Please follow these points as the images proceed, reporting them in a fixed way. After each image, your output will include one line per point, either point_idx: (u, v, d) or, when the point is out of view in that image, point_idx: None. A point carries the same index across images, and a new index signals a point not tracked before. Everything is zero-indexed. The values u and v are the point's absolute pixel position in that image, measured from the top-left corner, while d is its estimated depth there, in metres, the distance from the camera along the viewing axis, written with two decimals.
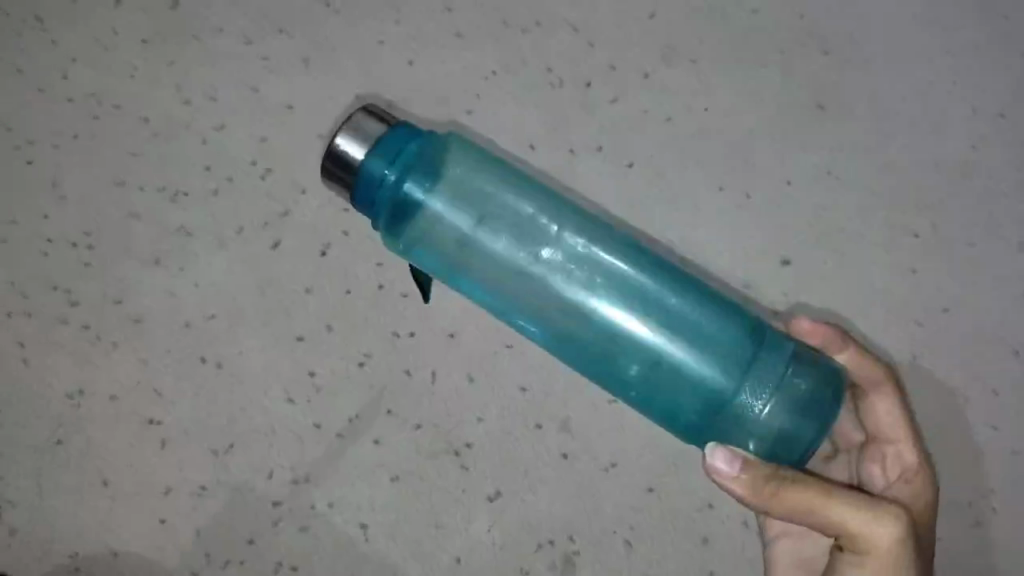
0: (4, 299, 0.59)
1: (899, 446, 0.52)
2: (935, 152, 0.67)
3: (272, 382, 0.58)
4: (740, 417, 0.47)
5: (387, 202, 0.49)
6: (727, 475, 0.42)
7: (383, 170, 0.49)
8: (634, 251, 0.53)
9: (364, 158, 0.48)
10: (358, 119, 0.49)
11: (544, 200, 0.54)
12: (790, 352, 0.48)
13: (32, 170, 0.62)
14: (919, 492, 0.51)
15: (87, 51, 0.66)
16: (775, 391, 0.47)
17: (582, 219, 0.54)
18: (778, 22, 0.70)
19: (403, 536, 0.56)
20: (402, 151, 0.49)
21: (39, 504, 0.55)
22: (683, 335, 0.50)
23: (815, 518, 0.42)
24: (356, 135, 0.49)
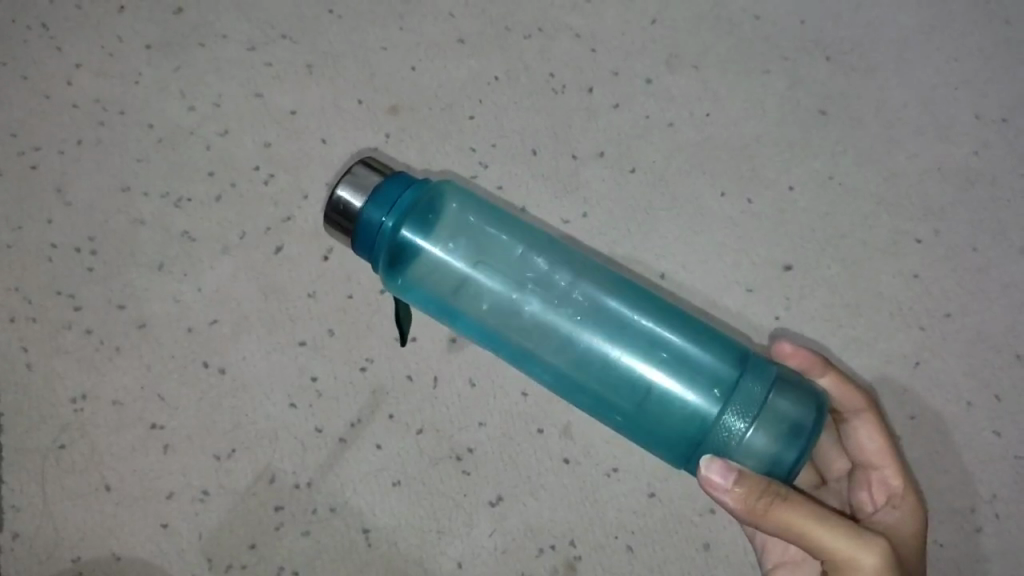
0: (10, 304, 0.59)
1: (885, 473, 0.52)
2: (938, 156, 0.67)
3: (275, 387, 0.58)
4: (726, 439, 0.44)
5: (387, 250, 0.49)
6: (722, 488, 0.42)
7: (382, 217, 0.48)
8: (624, 289, 0.53)
9: (362, 207, 0.49)
10: (357, 171, 0.50)
11: (537, 245, 0.55)
12: (776, 374, 0.46)
13: (37, 175, 0.63)
14: (908, 518, 0.49)
15: (93, 58, 0.66)
16: (760, 414, 0.44)
17: (573, 261, 0.55)
18: (781, 28, 0.70)
19: (405, 541, 0.56)
20: (401, 200, 0.49)
21: (42, 508, 0.55)
22: (676, 366, 0.49)
23: (801, 536, 0.41)
24: (355, 187, 0.49)
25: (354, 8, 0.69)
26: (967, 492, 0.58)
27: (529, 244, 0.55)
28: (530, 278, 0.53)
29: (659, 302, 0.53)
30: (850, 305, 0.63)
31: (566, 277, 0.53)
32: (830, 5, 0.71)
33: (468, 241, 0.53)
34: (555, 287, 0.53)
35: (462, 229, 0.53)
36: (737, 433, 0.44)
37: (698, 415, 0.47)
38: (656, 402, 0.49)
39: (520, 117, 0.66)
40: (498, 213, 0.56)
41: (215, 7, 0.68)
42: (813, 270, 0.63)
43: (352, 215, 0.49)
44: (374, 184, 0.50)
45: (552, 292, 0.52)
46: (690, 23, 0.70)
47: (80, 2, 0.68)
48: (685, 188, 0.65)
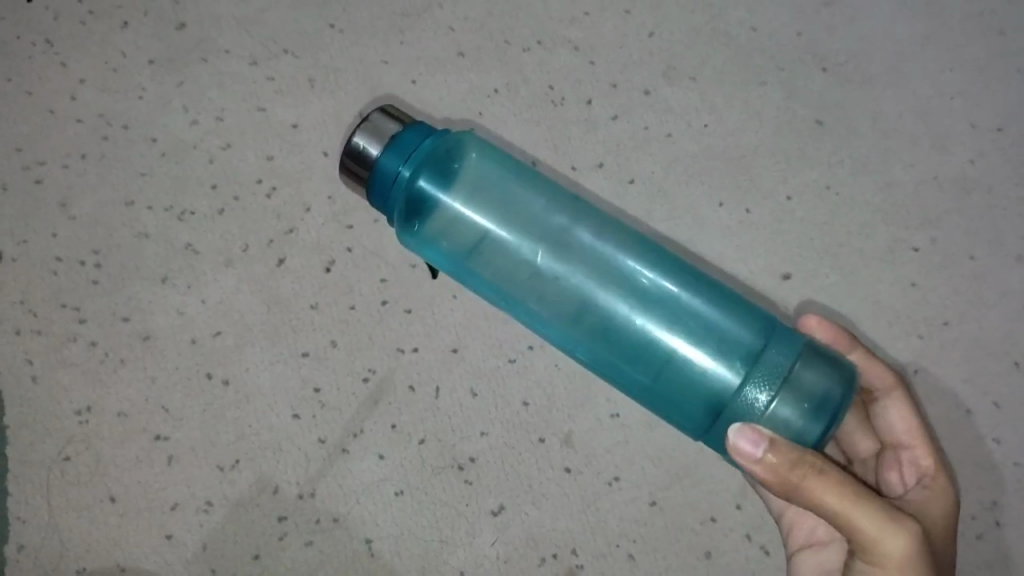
0: (15, 317, 0.60)
1: (915, 452, 0.53)
2: (934, 165, 0.68)
3: (278, 398, 0.59)
4: (745, 410, 0.45)
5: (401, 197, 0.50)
6: (753, 457, 0.42)
7: (399, 166, 0.50)
8: (635, 243, 0.55)
9: (379, 155, 0.50)
10: (376, 118, 0.51)
11: (553, 196, 0.57)
12: (803, 346, 0.46)
13: (42, 190, 0.63)
14: (936, 497, 0.49)
15: (98, 73, 0.67)
16: (782, 386, 0.45)
17: (586, 216, 0.56)
18: (777, 40, 0.71)
19: (408, 551, 0.56)
20: (418, 149, 0.50)
21: (47, 520, 0.55)
22: (699, 336, 0.50)
23: (829, 508, 0.42)
24: (372, 135, 0.51)
25: (355, 23, 0.70)
26: (967, 499, 0.59)
27: (542, 201, 0.56)
28: (540, 233, 0.55)
29: (676, 262, 0.54)
30: (848, 314, 0.63)
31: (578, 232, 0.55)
32: (825, 17, 0.72)
33: (481, 193, 0.55)
34: (564, 243, 0.54)
35: (476, 181, 0.55)
36: (758, 403, 0.44)
37: (719, 384, 0.48)
38: (676, 370, 0.49)
39: (520, 129, 0.67)
40: (517, 162, 0.58)
41: (217, 22, 0.69)
42: (811, 279, 0.64)
43: (370, 160, 0.50)
44: (392, 131, 0.51)
45: (565, 244, 0.54)
46: (687, 35, 0.71)
47: (84, 18, 0.69)
48: (683, 199, 0.66)
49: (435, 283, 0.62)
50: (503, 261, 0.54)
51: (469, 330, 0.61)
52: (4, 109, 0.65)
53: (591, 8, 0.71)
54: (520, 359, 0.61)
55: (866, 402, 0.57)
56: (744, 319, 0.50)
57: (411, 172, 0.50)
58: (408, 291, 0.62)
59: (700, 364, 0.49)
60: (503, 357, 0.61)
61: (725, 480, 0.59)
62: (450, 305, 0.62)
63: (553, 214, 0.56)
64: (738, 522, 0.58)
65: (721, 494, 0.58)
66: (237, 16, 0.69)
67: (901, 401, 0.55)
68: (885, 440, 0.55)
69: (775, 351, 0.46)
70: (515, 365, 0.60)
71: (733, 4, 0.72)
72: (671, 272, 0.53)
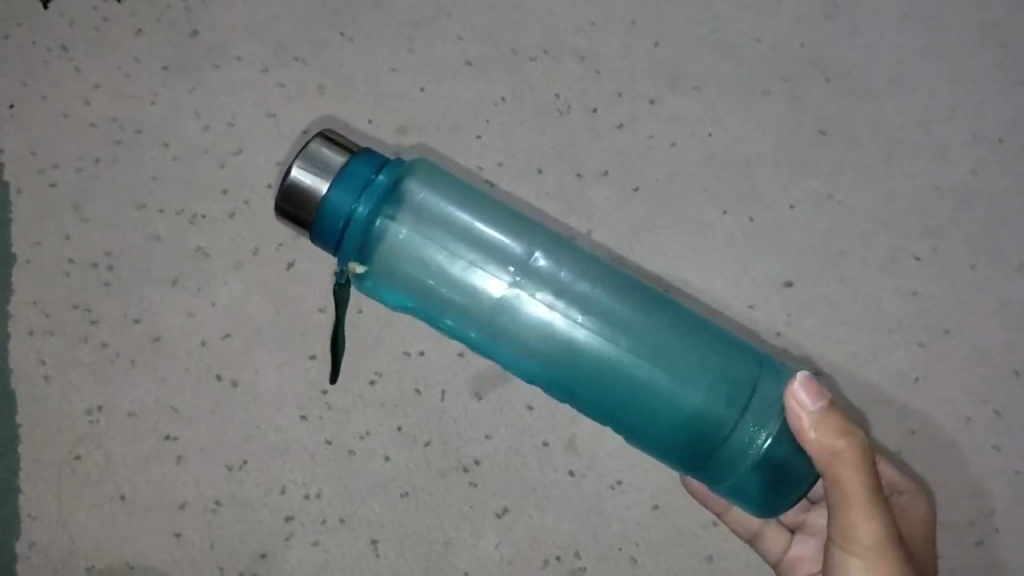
0: (28, 318, 0.61)
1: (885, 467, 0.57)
2: (936, 175, 0.68)
3: (285, 400, 0.60)
4: (745, 448, 0.47)
5: (354, 236, 0.47)
6: (803, 409, 0.45)
7: (351, 203, 0.46)
8: (601, 273, 0.52)
9: (327, 191, 0.46)
10: (316, 147, 0.47)
11: (509, 222, 0.53)
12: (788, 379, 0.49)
13: (56, 193, 0.64)
14: (916, 503, 0.56)
15: (111, 79, 0.68)
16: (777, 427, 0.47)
17: (544, 238, 0.52)
18: (782, 52, 0.72)
19: (413, 551, 0.57)
20: (369, 183, 0.47)
21: (60, 518, 0.56)
22: (685, 373, 0.49)
23: (840, 489, 0.45)
24: (318, 167, 0.47)
25: (365, 31, 0.71)
26: (964, 505, 0.60)
27: (498, 224, 0.52)
28: (501, 263, 0.51)
29: (652, 292, 0.52)
30: (850, 323, 0.64)
31: (540, 258, 0.51)
32: (829, 28, 0.73)
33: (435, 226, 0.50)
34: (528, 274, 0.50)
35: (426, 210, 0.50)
36: (757, 441, 0.47)
37: (715, 422, 0.48)
38: (660, 408, 0.49)
39: (526, 137, 0.68)
40: (465, 183, 0.53)
41: (228, 29, 0.70)
42: (813, 287, 0.65)
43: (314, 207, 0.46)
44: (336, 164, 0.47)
45: (529, 278, 0.50)
46: (692, 46, 0.72)
47: (98, 24, 0.70)
48: (687, 206, 0.67)
49: None
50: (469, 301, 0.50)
51: None
52: (19, 114, 0.67)
53: (597, 17, 0.72)
54: None
55: None
56: (729, 350, 0.50)
57: (364, 210, 0.46)
58: None
59: (694, 404, 0.48)
60: None
61: None
62: None
63: (511, 237, 0.52)
64: None
65: None
66: (248, 23, 0.70)
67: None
68: None
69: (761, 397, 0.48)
70: None
71: (738, 14, 0.73)
72: (647, 293, 0.52)
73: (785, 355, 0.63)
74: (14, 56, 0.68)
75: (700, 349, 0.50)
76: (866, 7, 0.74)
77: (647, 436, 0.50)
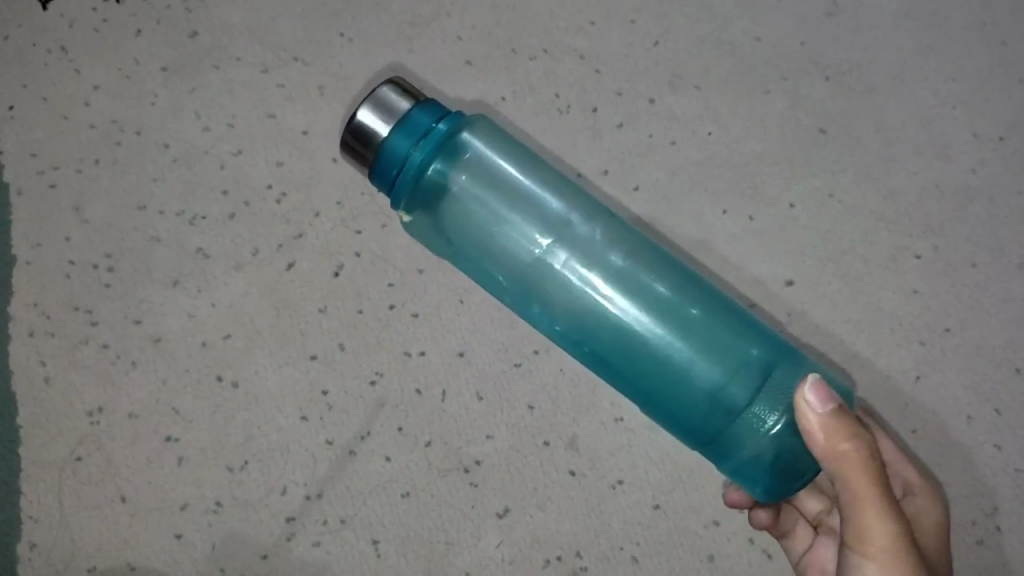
0: (28, 319, 0.61)
1: (901, 469, 0.56)
2: (936, 173, 0.68)
3: (286, 400, 0.59)
4: (752, 431, 0.47)
5: (408, 180, 0.48)
6: (812, 407, 0.43)
7: (410, 148, 0.47)
8: (645, 249, 0.53)
9: (388, 136, 0.47)
10: (384, 92, 0.48)
11: (559, 189, 0.55)
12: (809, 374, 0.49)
13: (56, 194, 0.64)
14: (930, 508, 0.54)
15: (111, 80, 0.68)
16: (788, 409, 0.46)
17: (591, 206, 0.54)
18: (781, 50, 0.72)
19: (414, 552, 0.57)
20: (429, 131, 0.48)
21: (60, 519, 0.56)
22: (704, 352, 0.50)
23: (847, 488, 0.44)
24: (383, 114, 0.48)
25: (364, 32, 0.71)
26: (967, 505, 0.60)
27: (549, 191, 0.54)
28: (547, 225, 0.52)
29: (684, 272, 0.53)
30: (851, 322, 0.64)
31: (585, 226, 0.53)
32: (829, 27, 0.73)
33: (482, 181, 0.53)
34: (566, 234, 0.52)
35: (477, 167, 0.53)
36: (765, 425, 0.46)
37: (727, 404, 0.48)
38: (678, 378, 0.50)
39: (526, 136, 0.68)
40: (523, 148, 0.55)
41: (228, 30, 0.70)
42: (814, 287, 0.65)
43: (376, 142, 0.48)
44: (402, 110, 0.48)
45: (576, 241, 0.52)
46: (691, 44, 0.72)
47: (98, 25, 0.70)
48: (687, 205, 0.66)
49: (441, 287, 0.63)
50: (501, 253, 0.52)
51: (476, 334, 0.62)
52: (19, 115, 0.67)
53: (597, 17, 0.72)
54: (526, 363, 0.61)
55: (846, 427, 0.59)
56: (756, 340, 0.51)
57: (422, 156, 0.48)
58: (415, 295, 0.62)
59: (708, 382, 0.49)
60: (508, 361, 0.61)
61: None
62: (456, 310, 0.62)
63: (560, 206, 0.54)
64: (741, 527, 0.58)
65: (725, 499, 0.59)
66: (248, 24, 0.70)
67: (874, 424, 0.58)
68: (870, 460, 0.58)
69: (782, 377, 0.48)
70: (520, 369, 0.61)
71: (738, 13, 0.73)
72: (681, 277, 0.53)
73: None
74: (14, 57, 0.68)
75: (725, 334, 0.51)
76: (866, 5, 0.74)
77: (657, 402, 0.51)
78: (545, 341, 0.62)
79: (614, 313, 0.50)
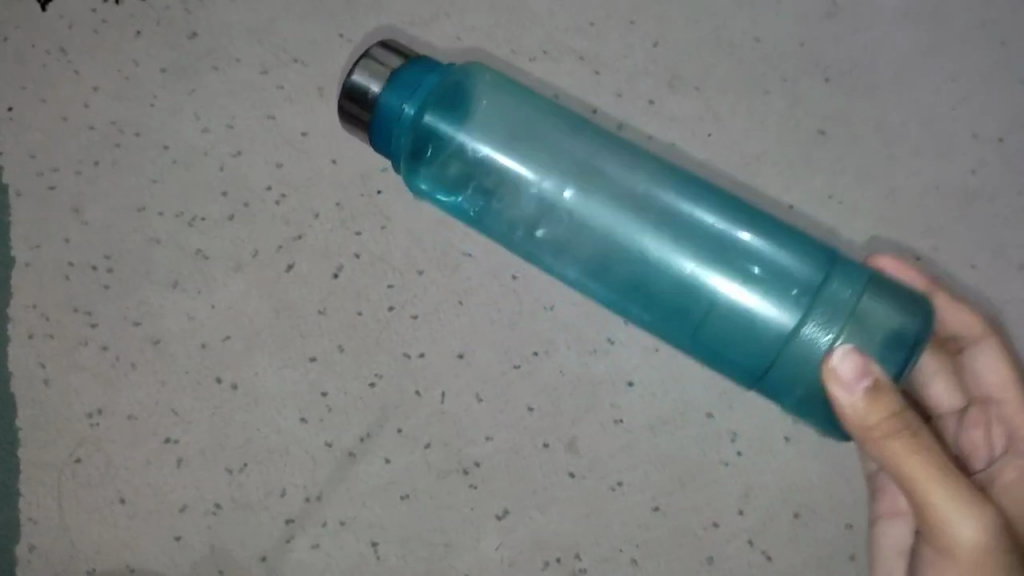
0: (28, 321, 0.61)
1: (1004, 411, 0.59)
2: (936, 175, 0.68)
3: (285, 402, 0.59)
4: (808, 354, 0.45)
5: (408, 133, 0.50)
6: (846, 393, 0.43)
7: (401, 104, 0.49)
8: (668, 177, 0.55)
9: (380, 93, 0.50)
10: (375, 54, 0.51)
11: (576, 128, 0.56)
12: (866, 279, 0.47)
13: (55, 195, 0.64)
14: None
15: (110, 81, 0.68)
16: (844, 322, 0.45)
17: (610, 146, 0.56)
18: (781, 51, 0.72)
19: (414, 554, 0.57)
20: (422, 84, 0.50)
21: (61, 521, 0.56)
22: (752, 281, 0.50)
23: (912, 477, 0.43)
24: (373, 73, 0.50)
25: (364, 32, 0.70)
26: None
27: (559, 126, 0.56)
28: (569, 166, 0.54)
29: (728, 199, 0.54)
30: None
31: (605, 168, 0.55)
32: (829, 27, 0.73)
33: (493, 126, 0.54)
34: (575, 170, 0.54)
35: (484, 113, 0.55)
36: (821, 341, 0.45)
37: (777, 328, 0.47)
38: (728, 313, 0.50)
39: None
40: (533, 94, 0.57)
41: (228, 31, 0.70)
42: None
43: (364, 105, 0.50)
44: (394, 67, 0.50)
45: (597, 183, 0.54)
46: (691, 45, 0.72)
47: (97, 26, 0.70)
48: None
49: (441, 289, 0.63)
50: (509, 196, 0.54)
51: (475, 336, 0.62)
52: (18, 116, 0.67)
53: (597, 17, 0.72)
54: (525, 364, 0.61)
55: (953, 352, 0.61)
56: (809, 257, 0.50)
57: (414, 110, 0.49)
58: (415, 296, 0.62)
59: (755, 313, 0.49)
60: (508, 362, 0.61)
61: (728, 485, 0.59)
62: (456, 311, 0.62)
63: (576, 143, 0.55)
64: (741, 528, 0.58)
65: (725, 500, 0.59)
66: (248, 24, 0.70)
67: (991, 347, 0.60)
68: (974, 395, 0.60)
69: (840, 282, 0.47)
70: (519, 371, 0.61)
71: (738, 14, 0.73)
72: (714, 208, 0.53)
73: None
74: (14, 59, 0.68)
75: (773, 254, 0.51)
76: (866, 6, 0.73)
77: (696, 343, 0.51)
78: (545, 342, 0.62)
79: (639, 246, 0.52)
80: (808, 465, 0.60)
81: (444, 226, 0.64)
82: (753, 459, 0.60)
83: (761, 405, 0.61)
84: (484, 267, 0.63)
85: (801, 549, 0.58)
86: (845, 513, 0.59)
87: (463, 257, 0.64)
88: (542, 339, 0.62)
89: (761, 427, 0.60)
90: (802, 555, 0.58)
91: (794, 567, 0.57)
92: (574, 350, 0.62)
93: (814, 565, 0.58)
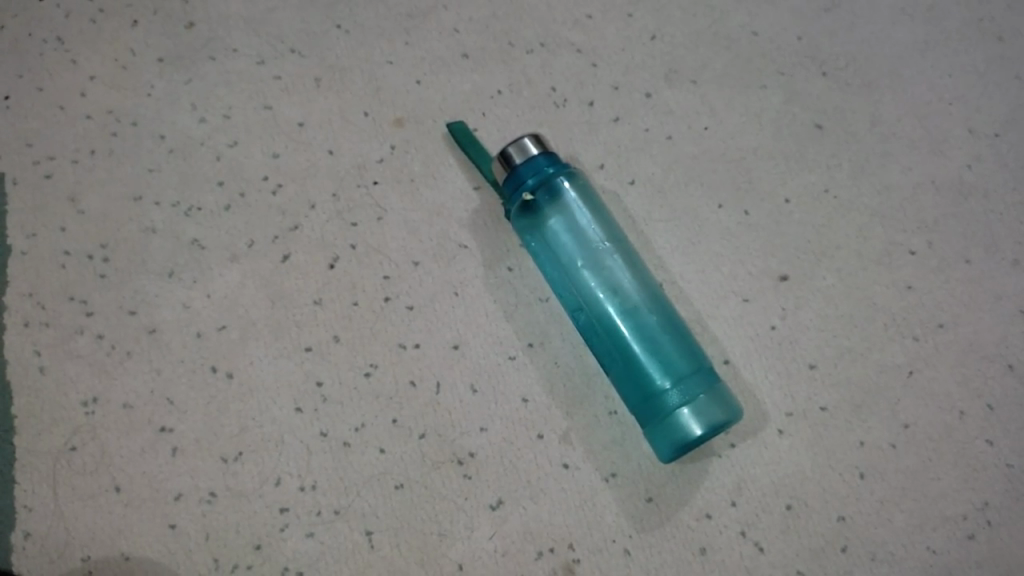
0: (24, 309, 0.61)
1: None
2: (931, 170, 0.68)
3: (281, 392, 0.60)
4: (664, 426, 0.56)
5: (528, 188, 0.60)
6: None
7: (527, 177, 0.60)
8: (660, 343, 0.60)
9: (523, 158, 0.60)
10: (526, 141, 0.60)
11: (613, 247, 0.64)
12: (732, 420, 0.56)
13: (52, 184, 0.64)
14: None
15: (107, 71, 0.68)
16: (703, 426, 0.55)
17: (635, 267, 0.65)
18: (778, 46, 0.72)
19: (407, 543, 0.57)
20: (540, 175, 0.60)
21: (55, 509, 0.56)
22: (671, 418, 0.56)
23: None
24: (534, 138, 0.60)
25: (361, 24, 0.71)
26: (959, 499, 0.59)
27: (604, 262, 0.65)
28: (581, 293, 0.62)
29: (705, 370, 0.58)
30: (844, 315, 0.64)
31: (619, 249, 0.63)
32: (823, 25, 0.73)
33: (586, 191, 0.64)
34: None
35: (578, 194, 0.63)
36: (680, 424, 0.56)
37: (676, 430, 0.56)
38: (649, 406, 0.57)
39: (523, 129, 0.68)
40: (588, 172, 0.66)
41: (225, 21, 0.70)
42: (809, 281, 0.64)
43: (512, 165, 0.60)
44: (527, 145, 0.60)
45: (605, 331, 0.61)
46: (689, 39, 0.72)
47: (94, 16, 0.70)
48: (682, 200, 0.66)
49: (436, 279, 0.63)
50: (583, 237, 0.63)
51: (469, 327, 0.62)
52: (15, 105, 0.66)
53: (594, 10, 0.73)
54: (520, 355, 0.61)
55: None
56: (709, 416, 0.56)
57: (529, 184, 0.60)
58: (410, 287, 0.63)
59: (674, 421, 0.56)
60: (502, 353, 0.61)
61: (720, 477, 0.59)
62: (451, 302, 0.62)
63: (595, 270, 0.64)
64: (733, 519, 0.58)
65: (716, 492, 0.59)
66: (246, 16, 0.70)
67: None
68: None
69: (712, 399, 0.56)
70: (514, 362, 0.61)
71: (734, 8, 0.73)
72: (696, 374, 0.57)
73: (780, 348, 0.62)
74: (11, 47, 0.68)
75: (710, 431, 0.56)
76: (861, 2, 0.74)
77: (633, 381, 0.59)
78: (540, 333, 0.62)
79: (627, 358, 0.60)
80: (801, 457, 0.60)
81: (440, 218, 0.65)
82: (746, 450, 0.60)
83: (753, 398, 0.61)
84: (479, 260, 0.64)
85: (794, 540, 0.58)
86: (836, 506, 0.59)
87: (459, 248, 0.64)
88: (537, 331, 0.62)
89: (753, 419, 0.61)
90: (794, 546, 0.58)
91: (787, 559, 0.57)
92: (571, 343, 0.62)
93: (807, 556, 0.57)
